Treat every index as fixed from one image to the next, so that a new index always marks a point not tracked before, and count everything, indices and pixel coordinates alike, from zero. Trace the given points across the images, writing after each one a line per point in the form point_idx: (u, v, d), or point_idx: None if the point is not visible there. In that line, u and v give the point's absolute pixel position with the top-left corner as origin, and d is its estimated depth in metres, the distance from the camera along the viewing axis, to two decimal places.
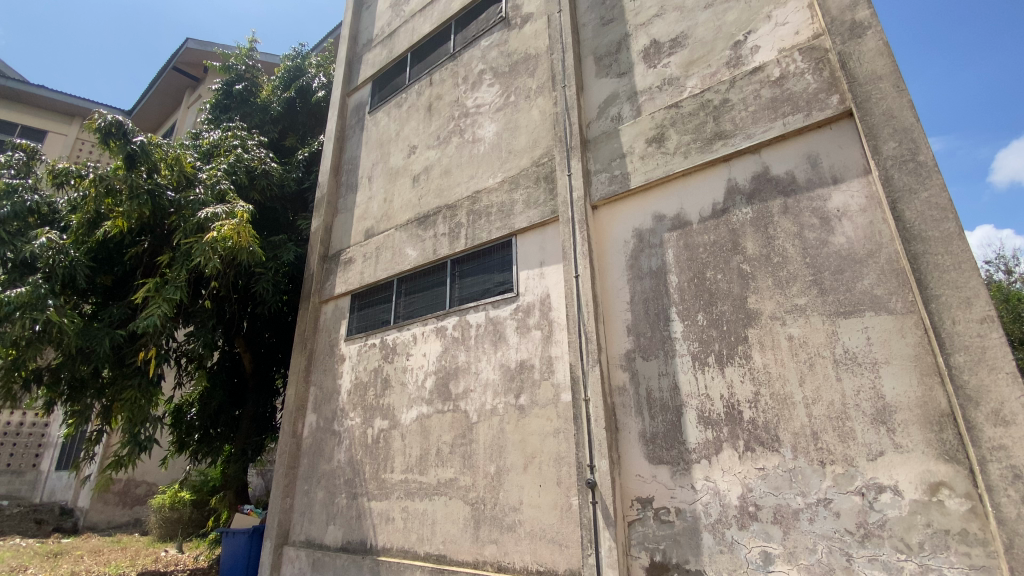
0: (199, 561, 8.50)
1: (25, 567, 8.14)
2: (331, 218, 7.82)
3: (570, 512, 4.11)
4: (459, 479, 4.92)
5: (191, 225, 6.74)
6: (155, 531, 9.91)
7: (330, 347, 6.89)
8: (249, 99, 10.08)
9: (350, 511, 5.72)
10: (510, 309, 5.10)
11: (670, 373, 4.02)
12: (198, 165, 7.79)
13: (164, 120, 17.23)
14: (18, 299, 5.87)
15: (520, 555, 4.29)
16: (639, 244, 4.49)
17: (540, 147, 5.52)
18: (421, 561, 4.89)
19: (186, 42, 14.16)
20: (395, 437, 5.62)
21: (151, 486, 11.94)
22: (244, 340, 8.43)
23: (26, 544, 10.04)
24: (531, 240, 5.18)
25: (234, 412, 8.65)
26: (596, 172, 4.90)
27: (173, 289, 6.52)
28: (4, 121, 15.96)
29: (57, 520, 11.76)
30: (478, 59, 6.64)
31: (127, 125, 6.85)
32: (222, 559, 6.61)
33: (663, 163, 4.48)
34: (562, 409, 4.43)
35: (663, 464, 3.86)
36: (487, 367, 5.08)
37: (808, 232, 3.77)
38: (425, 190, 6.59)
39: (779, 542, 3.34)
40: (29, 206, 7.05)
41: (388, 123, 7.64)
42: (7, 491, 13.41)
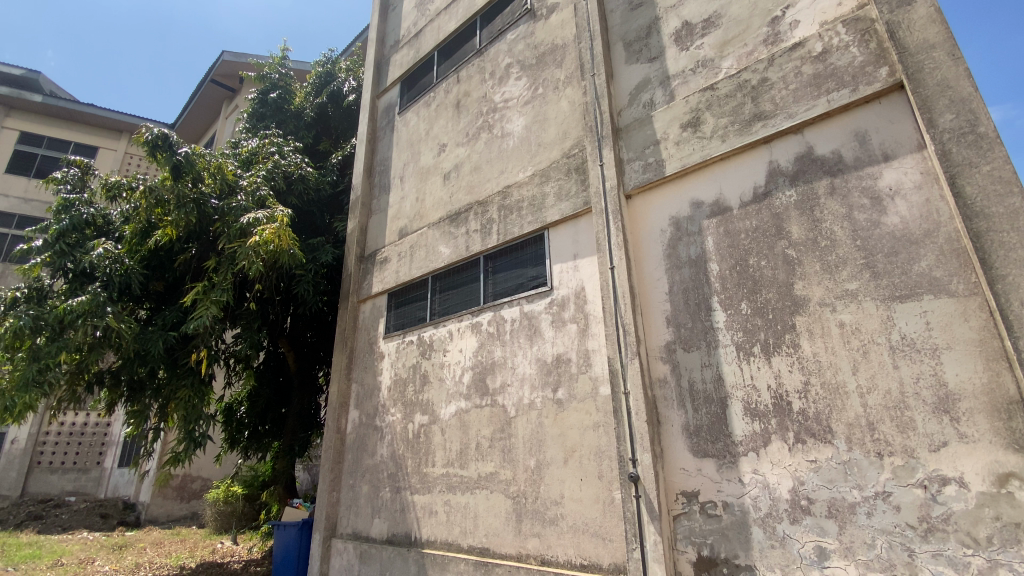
0: (253, 553, 8.88)
1: (93, 559, 8.68)
2: (366, 219, 7.97)
3: (613, 506, 4.07)
4: (499, 474, 4.94)
5: (234, 230, 6.99)
6: (211, 523, 10.40)
7: (369, 345, 7.04)
8: (283, 107, 10.29)
9: (394, 504, 5.84)
10: (545, 303, 5.07)
11: (713, 364, 3.91)
12: (239, 173, 8.07)
13: (204, 131, 17.98)
14: (80, 307, 6.22)
15: (563, 549, 4.28)
16: (677, 232, 4.37)
17: (570, 138, 5.45)
18: (465, 554, 4.95)
19: (222, 54, 14.75)
20: (435, 432, 5.69)
21: (206, 480, 12.62)
22: (288, 340, 8.71)
23: (94, 537, 10.73)
24: (565, 233, 5.13)
25: (280, 410, 8.97)
26: (629, 160, 4.79)
27: (221, 292, 6.79)
28: (58, 140, 16.98)
29: (120, 514, 12.55)
30: (504, 53, 6.61)
31: (173, 138, 7.13)
32: (275, 551, 6.88)
33: (700, 148, 4.35)
34: (601, 403, 4.38)
35: (708, 458, 3.77)
36: (524, 363, 5.08)
37: (857, 213, 3.59)
38: (456, 187, 6.63)
39: (834, 537, 3.21)
40: (85, 218, 7.44)
41: (418, 122, 7.71)
42: (76, 487, 14.34)
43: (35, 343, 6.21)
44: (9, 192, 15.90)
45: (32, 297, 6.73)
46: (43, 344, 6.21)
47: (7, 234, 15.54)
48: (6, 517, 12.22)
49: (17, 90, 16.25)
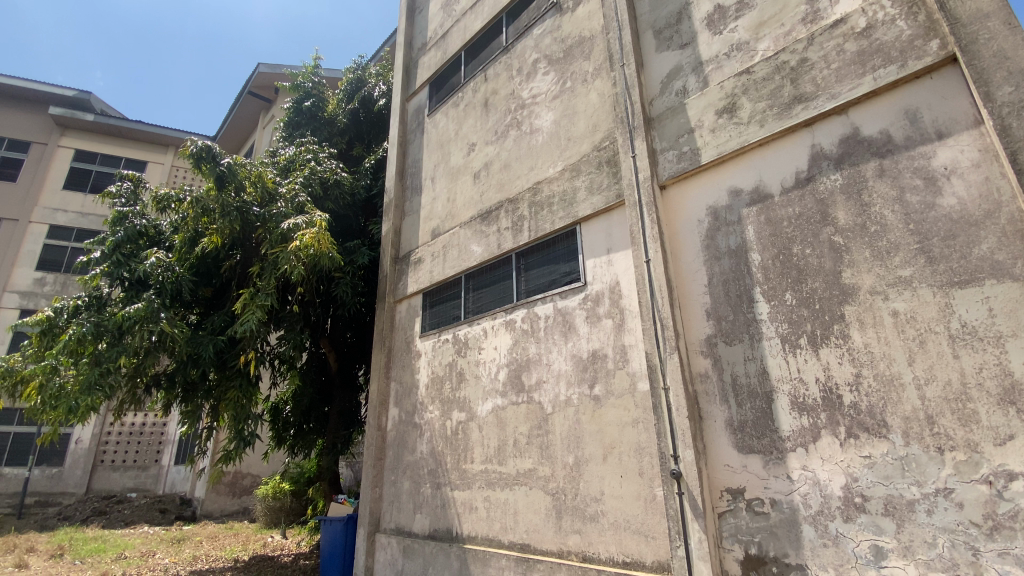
0: (302, 547, 9.21)
1: (154, 552, 9.18)
2: (399, 221, 8.10)
3: (655, 503, 4.00)
4: (538, 470, 4.94)
5: (276, 236, 7.24)
6: (262, 518, 10.82)
7: (406, 344, 7.16)
8: (317, 114, 10.58)
9: (435, 500, 5.93)
10: (579, 299, 5.03)
11: (757, 357, 3.79)
12: (278, 180, 8.33)
13: (243, 142, 18.67)
14: (136, 313, 6.58)
15: (604, 546, 4.24)
16: (715, 223, 4.25)
17: (600, 131, 5.38)
18: (506, 550, 4.98)
19: (258, 66, 15.29)
20: (473, 428, 5.74)
21: (256, 477, 13.16)
22: (329, 341, 8.96)
23: (154, 531, 11.36)
24: (598, 227, 5.07)
25: (324, 408, 9.26)
26: (663, 151, 4.69)
27: (265, 296, 7.04)
28: (110, 155, 18.00)
29: (177, 509, 13.24)
30: (531, 49, 6.58)
31: (216, 150, 7.42)
32: (322, 545, 7.10)
33: (737, 134, 4.22)
34: (639, 399, 4.31)
35: (754, 454, 3.65)
36: (559, 359, 5.06)
37: (909, 195, 3.41)
38: (487, 185, 6.65)
39: (892, 536, 3.06)
40: (138, 230, 7.84)
41: (447, 123, 7.77)
42: (137, 484, 15.20)
43: (97, 349, 6.60)
44: (69, 208, 16.96)
45: (92, 304, 7.14)
46: (104, 349, 6.59)
47: (68, 246, 16.59)
48: (74, 512, 13.07)
49: (71, 111, 17.25)
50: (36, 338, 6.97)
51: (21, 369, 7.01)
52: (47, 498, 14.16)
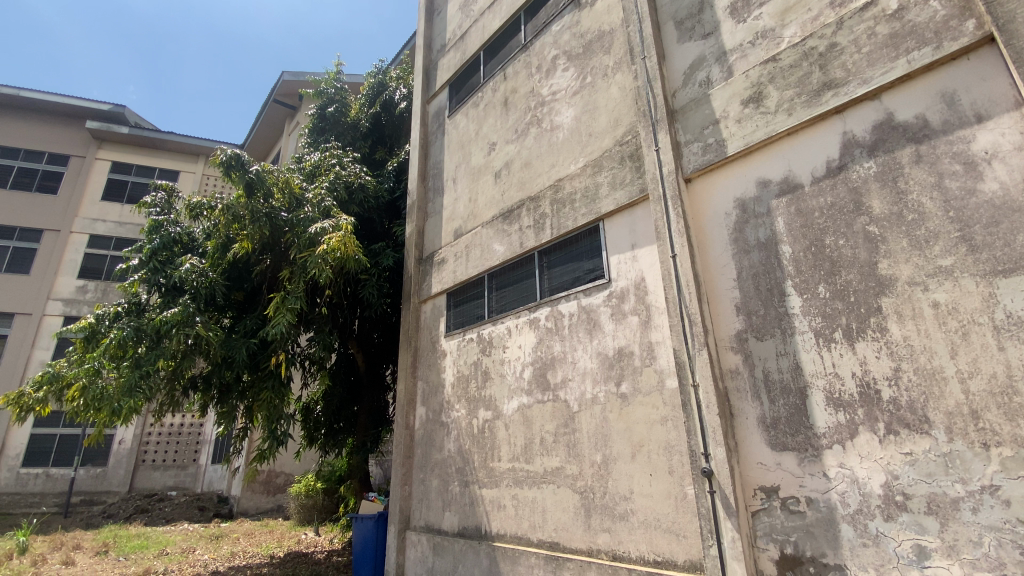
0: (334, 543, 9.41)
1: (194, 548, 9.52)
2: (422, 222, 8.18)
3: (686, 501, 3.95)
4: (566, 468, 4.92)
5: (304, 240, 7.40)
6: (296, 516, 11.09)
7: (432, 343, 7.23)
8: (340, 119, 10.77)
9: (464, 498, 5.98)
10: (603, 296, 4.99)
11: (790, 353, 3.69)
12: (304, 186, 8.52)
13: (269, 149, 19.13)
14: (173, 318, 6.81)
15: (635, 544, 4.20)
16: (743, 215, 4.16)
17: (622, 125, 5.32)
18: (535, 548, 4.99)
19: (282, 75, 15.65)
20: (500, 427, 5.76)
21: (289, 475, 13.50)
22: (357, 342, 9.12)
23: (194, 528, 11.76)
24: (621, 223, 5.03)
25: (353, 408, 9.43)
26: (687, 143, 4.62)
27: (294, 299, 7.20)
28: (145, 166, 18.71)
29: (215, 507, 13.69)
30: (550, 46, 6.55)
31: (245, 157, 7.63)
32: (355, 542, 7.24)
33: (764, 124, 4.11)
34: (667, 396, 4.25)
35: (788, 451, 3.56)
36: (585, 357, 5.03)
37: (949, 181, 3.27)
38: (508, 184, 6.65)
39: (935, 535, 2.95)
40: (173, 237, 8.12)
41: (467, 123, 7.80)
42: (177, 482, 15.77)
43: (137, 352, 6.85)
44: (107, 218, 17.68)
45: (132, 310, 7.43)
46: (143, 352, 6.84)
47: (108, 255, 17.30)
48: (118, 509, 13.63)
49: (107, 124, 17.96)
50: (80, 343, 7.27)
51: (66, 373, 7.33)
52: (92, 497, 14.83)
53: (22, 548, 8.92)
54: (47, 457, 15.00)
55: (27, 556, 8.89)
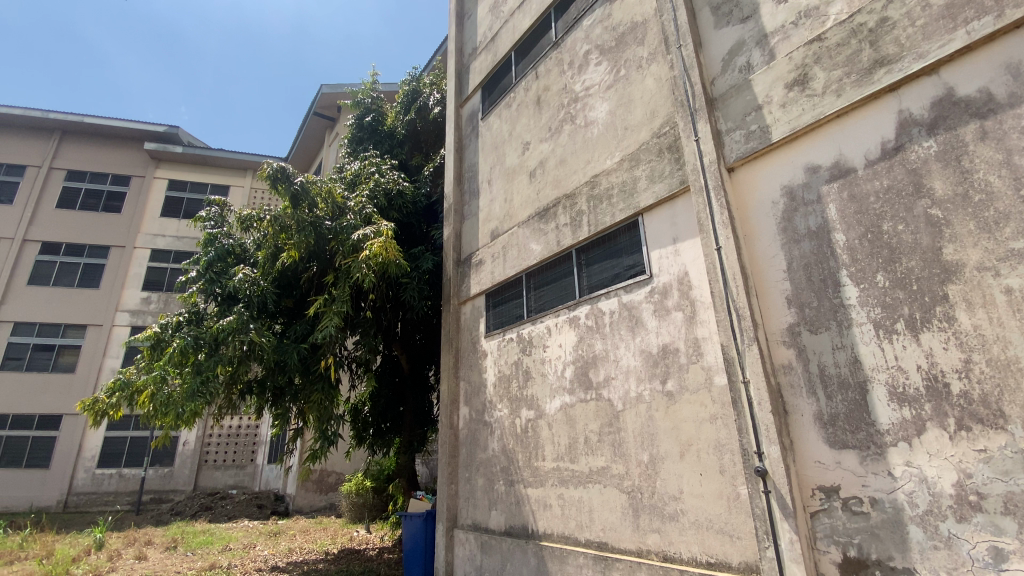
0: (385, 540, 9.67)
1: (254, 544, 10.01)
2: (460, 225, 8.29)
3: (739, 502, 3.82)
4: (611, 468, 4.86)
5: (348, 246, 7.63)
6: (348, 513, 11.45)
7: (472, 344, 7.31)
8: (377, 128, 11.05)
9: (510, 497, 6.01)
10: (645, 293, 4.90)
11: (847, 346, 3.52)
12: (346, 195, 8.79)
13: (311, 161, 19.82)
14: (229, 325, 7.16)
15: (686, 545, 4.11)
16: (792, 203, 3.99)
17: (659, 117, 5.20)
18: (583, 548, 4.96)
19: (321, 88, 16.23)
20: (543, 426, 5.76)
21: (340, 474, 13.97)
22: (400, 344, 9.34)
23: (253, 525, 12.36)
24: (661, 217, 4.93)
25: (398, 408, 9.67)
26: (728, 132, 4.47)
27: (341, 304, 7.44)
28: (199, 183, 19.79)
29: (272, 505, 14.31)
30: (582, 41, 6.49)
31: (290, 170, 7.95)
32: (405, 540, 7.40)
33: (811, 107, 3.94)
34: (716, 393, 4.13)
35: (848, 450, 3.38)
36: (628, 354, 4.96)
37: (1019, 157, 3.03)
38: (543, 183, 6.63)
39: (1015, 537, 2.74)
40: (227, 249, 8.54)
41: (501, 124, 7.84)
42: (237, 481, 16.61)
43: (197, 359, 7.20)
44: (166, 233, 18.81)
45: (192, 319, 7.85)
46: (204, 359, 7.21)
47: (167, 267, 18.42)
48: (185, 507, 14.49)
49: (163, 145, 19.10)
50: (147, 351, 7.73)
51: (135, 380, 7.85)
52: (161, 495, 15.90)
53: (99, 544, 9.61)
54: (120, 458, 16.10)
55: (104, 551, 9.57)
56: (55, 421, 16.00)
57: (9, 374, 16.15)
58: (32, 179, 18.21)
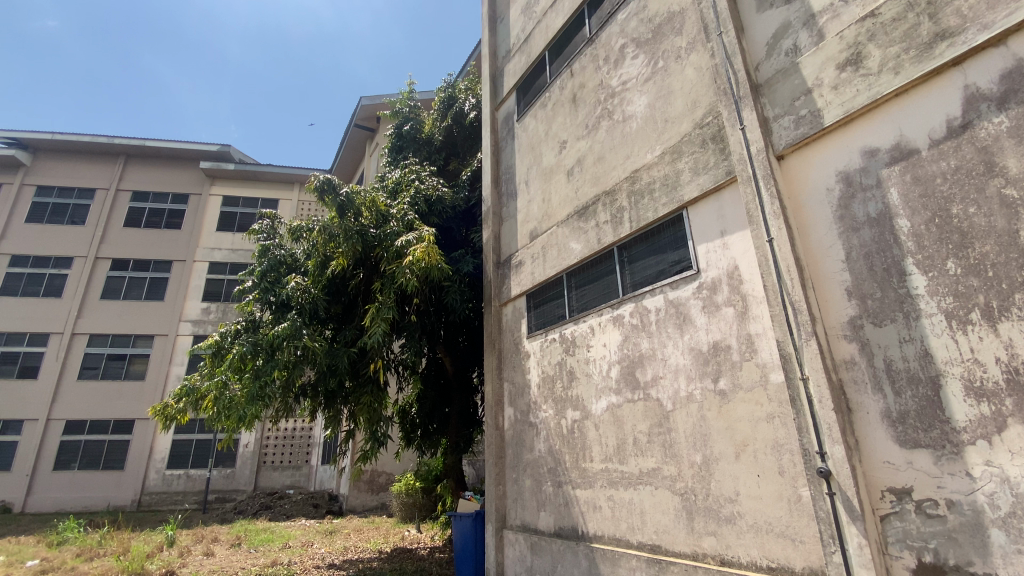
0: (436, 540, 9.82)
1: (312, 542, 10.40)
2: (498, 227, 8.35)
3: (801, 504, 3.66)
4: (663, 469, 4.75)
5: (392, 253, 7.84)
6: (399, 513, 11.72)
7: (515, 345, 7.33)
8: (416, 136, 11.29)
9: (558, 498, 5.98)
10: (692, 289, 4.78)
11: (916, 339, 3.30)
12: (389, 203, 9.02)
13: (353, 171, 20.46)
14: (284, 331, 7.49)
15: (745, 549, 3.97)
16: (849, 189, 3.78)
17: (701, 107, 5.05)
18: (636, 550, 4.87)
19: (361, 100, 16.75)
20: (590, 427, 5.70)
21: (389, 475, 14.33)
22: (444, 347, 9.49)
23: (310, 524, 12.87)
24: (707, 210, 4.80)
25: (444, 410, 9.81)
26: (776, 118, 4.30)
27: (387, 308, 7.64)
28: (250, 198, 20.81)
29: (327, 504, 14.82)
30: (617, 35, 6.41)
31: (335, 182, 8.25)
32: (455, 539, 7.50)
33: (866, 87, 3.72)
34: (773, 392, 3.97)
35: (921, 449, 3.17)
36: (676, 353, 4.84)
37: None
38: (582, 181, 6.57)
39: None
40: (279, 259, 8.92)
41: (537, 124, 7.83)
42: (293, 481, 17.34)
43: (255, 364, 7.57)
44: (222, 246, 19.87)
45: (249, 327, 8.25)
46: (261, 364, 7.56)
47: (225, 279, 19.47)
48: (247, 506, 15.24)
49: (216, 163, 20.20)
50: (210, 358, 8.18)
51: (199, 385, 8.32)
52: (224, 494, 16.80)
53: (171, 541, 10.26)
54: (186, 460, 17.10)
55: (175, 548, 10.21)
56: (129, 426, 17.19)
57: (87, 382, 17.47)
58: (102, 202, 19.65)
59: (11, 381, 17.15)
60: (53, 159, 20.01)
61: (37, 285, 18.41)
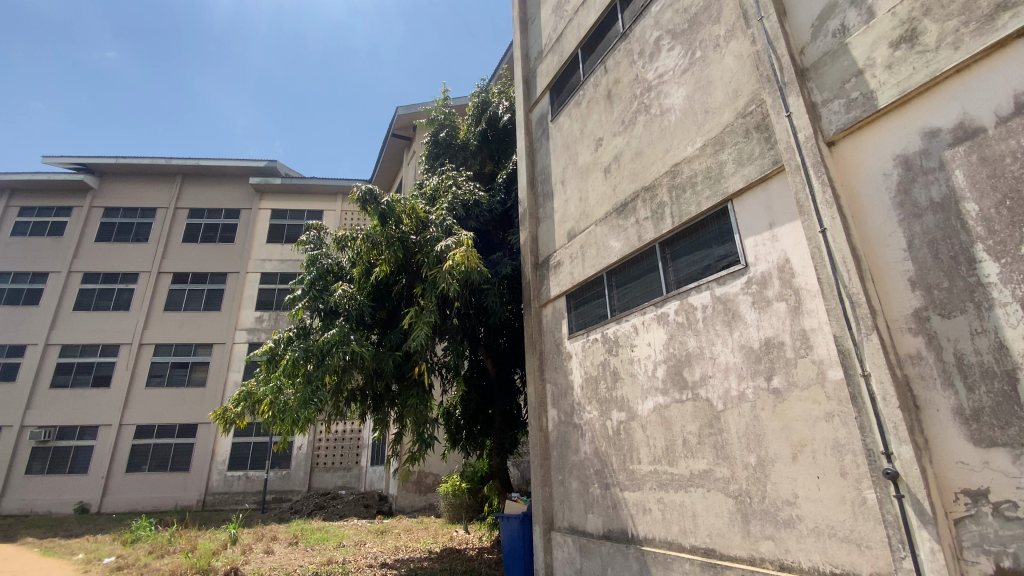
0: (484, 540, 9.91)
1: (364, 542, 10.70)
2: (536, 228, 8.34)
3: (866, 507, 3.48)
4: (715, 471, 4.61)
5: (433, 258, 7.99)
6: (447, 513, 11.89)
7: (556, 346, 7.31)
8: (452, 142, 11.46)
9: (606, 501, 5.91)
10: (740, 284, 4.63)
11: (989, 331, 3.07)
12: (428, 210, 9.21)
13: (392, 180, 20.97)
14: (332, 338, 7.72)
15: (806, 554, 3.80)
16: (909, 174, 3.56)
17: (742, 96, 4.89)
18: (688, 554, 4.75)
19: (398, 110, 17.17)
20: (636, 428, 5.61)
21: (436, 476, 14.58)
22: (486, 349, 9.59)
23: (363, 523, 13.26)
24: (754, 202, 4.64)
25: (488, 411, 9.93)
26: (824, 103, 4.10)
27: (429, 312, 7.78)
28: (297, 210, 21.67)
29: (377, 504, 15.23)
30: (651, 28, 6.29)
31: (377, 191, 8.47)
32: (504, 540, 7.54)
33: (923, 64, 3.50)
34: (831, 389, 3.79)
35: (998, 448, 2.94)
36: (725, 351, 4.69)
37: None
38: (620, 178, 6.49)
39: None
40: (326, 268, 9.22)
41: (571, 123, 7.79)
42: (345, 482, 17.90)
43: (307, 370, 7.81)
44: (272, 257, 20.80)
45: (300, 334, 8.57)
46: (313, 369, 7.79)
47: (276, 288, 20.37)
48: (302, 506, 15.86)
49: (265, 178, 21.17)
50: (265, 364, 8.53)
51: (256, 391, 8.71)
52: (281, 494, 17.58)
53: (233, 539, 10.81)
54: (245, 461, 17.98)
55: (238, 545, 10.75)
56: (192, 430, 18.24)
57: (154, 389, 18.65)
58: (162, 220, 20.97)
59: (87, 389, 18.52)
60: (119, 182, 21.53)
61: (108, 300, 19.81)
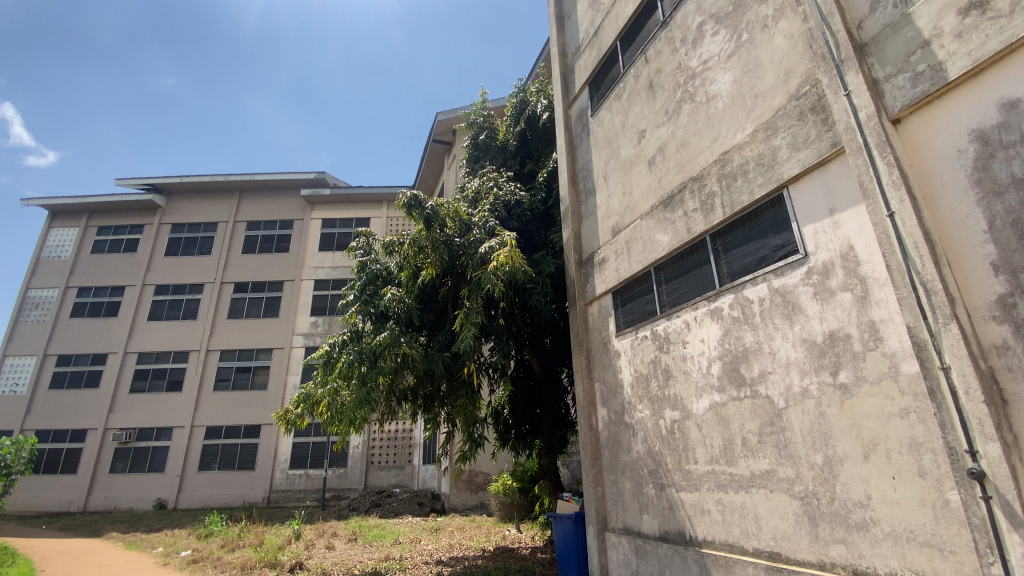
0: (536, 540, 9.91)
1: (420, 539, 10.97)
2: (579, 225, 8.27)
3: (949, 510, 3.24)
4: (778, 472, 4.41)
5: (477, 259, 8.07)
6: (499, 512, 11.99)
7: (604, 345, 7.21)
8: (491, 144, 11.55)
9: (661, 502, 5.78)
10: (800, 275, 4.40)
11: None
12: (470, 212, 9.31)
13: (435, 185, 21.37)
14: (384, 341, 7.93)
15: (882, 559, 3.57)
16: (988, 148, 3.27)
17: (795, 77, 4.66)
18: (752, 557, 4.57)
19: (437, 116, 17.49)
20: (691, 427, 5.44)
21: (487, 475, 14.73)
22: (532, 349, 9.59)
23: (417, 520, 13.59)
24: (812, 187, 4.40)
25: (536, 410, 9.95)
26: (887, 78, 3.83)
27: (475, 313, 7.86)
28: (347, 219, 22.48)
29: (431, 502, 15.59)
30: (693, 13, 6.10)
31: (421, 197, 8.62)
32: (557, 540, 7.53)
33: (1001, 27, 3.21)
34: (905, 384, 3.53)
35: None
36: (785, 346, 4.48)
37: None
38: (665, 170, 6.32)
39: None
40: (375, 273, 9.48)
41: (612, 117, 7.67)
42: (399, 481, 18.40)
43: (362, 371, 8.02)
44: (324, 265, 21.67)
45: (353, 337, 8.84)
46: (366, 371, 7.99)
47: (329, 295, 21.20)
48: (360, 503, 16.45)
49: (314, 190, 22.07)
50: (321, 367, 8.84)
51: (314, 393, 9.05)
52: (339, 492, 18.30)
53: (297, 534, 11.32)
54: (305, 461, 18.80)
55: (301, 541, 11.25)
56: (256, 431, 19.27)
57: (220, 393, 19.83)
58: (223, 233, 22.29)
59: (162, 394, 19.94)
60: (184, 200, 23.06)
61: (177, 310, 21.26)
